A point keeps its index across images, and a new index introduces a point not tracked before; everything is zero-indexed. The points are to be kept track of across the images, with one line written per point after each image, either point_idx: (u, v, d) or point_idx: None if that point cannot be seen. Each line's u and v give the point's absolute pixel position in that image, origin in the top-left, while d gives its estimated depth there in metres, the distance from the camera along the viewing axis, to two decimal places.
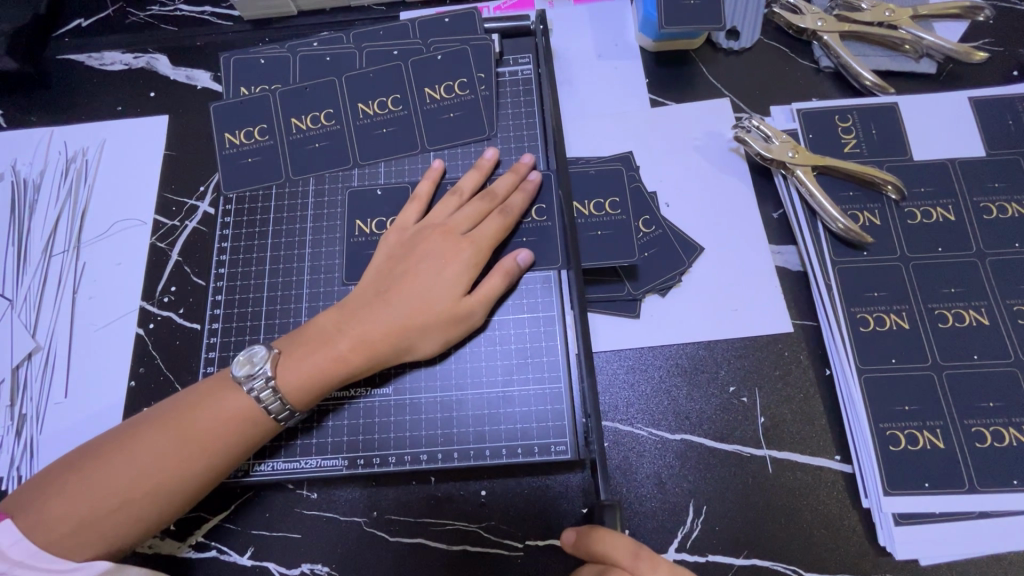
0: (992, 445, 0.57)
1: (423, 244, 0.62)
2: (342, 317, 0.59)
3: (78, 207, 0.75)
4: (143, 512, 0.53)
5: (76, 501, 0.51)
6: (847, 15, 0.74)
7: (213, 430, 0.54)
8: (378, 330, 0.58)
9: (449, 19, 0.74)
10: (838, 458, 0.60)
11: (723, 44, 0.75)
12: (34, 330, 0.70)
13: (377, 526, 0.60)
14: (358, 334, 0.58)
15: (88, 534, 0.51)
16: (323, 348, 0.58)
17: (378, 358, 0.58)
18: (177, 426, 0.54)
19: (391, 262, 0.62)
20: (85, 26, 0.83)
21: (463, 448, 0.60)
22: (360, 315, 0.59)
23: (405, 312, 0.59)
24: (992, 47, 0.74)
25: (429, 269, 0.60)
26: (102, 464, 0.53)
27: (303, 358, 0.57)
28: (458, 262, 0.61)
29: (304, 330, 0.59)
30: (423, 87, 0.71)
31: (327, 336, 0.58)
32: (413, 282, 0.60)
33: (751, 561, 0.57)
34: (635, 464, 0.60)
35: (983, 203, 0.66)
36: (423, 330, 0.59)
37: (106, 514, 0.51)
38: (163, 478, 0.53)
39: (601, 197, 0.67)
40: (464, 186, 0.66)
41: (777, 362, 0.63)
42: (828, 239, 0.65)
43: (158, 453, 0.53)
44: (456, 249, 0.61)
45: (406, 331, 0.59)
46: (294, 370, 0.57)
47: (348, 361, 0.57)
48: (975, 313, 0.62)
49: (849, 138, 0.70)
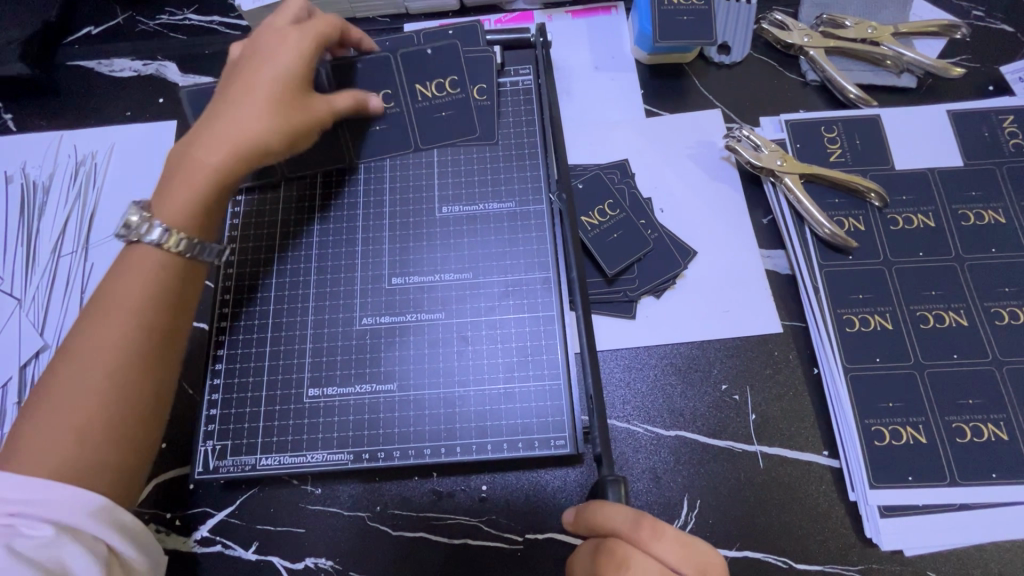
0: (971, 440, 0.60)
1: (256, 47, 0.63)
2: (196, 133, 0.60)
3: (87, 209, 0.77)
4: (107, 406, 0.50)
5: (54, 427, 0.48)
6: (832, 32, 0.78)
7: (132, 293, 0.53)
8: (235, 129, 0.59)
9: (451, 31, 0.72)
10: (825, 454, 0.62)
11: (715, 58, 0.79)
12: (42, 330, 0.71)
13: (380, 520, 0.61)
14: (226, 133, 0.59)
15: (68, 450, 0.48)
16: (192, 166, 0.58)
17: (244, 155, 0.59)
18: (111, 311, 0.52)
19: (224, 79, 0.63)
20: (95, 34, 0.85)
21: (466, 443, 0.62)
22: (223, 114, 0.60)
23: (262, 106, 0.60)
24: (969, 63, 0.78)
25: (267, 57, 0.62)
26: (58, 383, 0.50)
27: (179, 192, 0.57)
28: (293, 53, 0.62)
29: (175, 167, 0.58)
30: (414, 84, 0.70)
31: (190, 161, 0.58)
32: (256, 70, 0.61)
33: (743, 552, 0.59)
34: (632, 459, 0.62)
35: (961, 210, 0.69)
36: (282, 127, 0.61)
37: (73, 422, 0.48)
38: (105, 356, 0.51)
39: (597, 206, 0.70)
40: (266, 33, 0.64)
41: (767, 362, 0.66)
42: (816, 244, 0.68)
43: (86, 343, 0.51)
44: (289, 44, 0.62)
45: (271, 122, 0.60)
46: (171, 204, 0.56)
47: (219, 168, 0.58)
48: (954, 315, 0.65)
49: (835, 148, 0.73)
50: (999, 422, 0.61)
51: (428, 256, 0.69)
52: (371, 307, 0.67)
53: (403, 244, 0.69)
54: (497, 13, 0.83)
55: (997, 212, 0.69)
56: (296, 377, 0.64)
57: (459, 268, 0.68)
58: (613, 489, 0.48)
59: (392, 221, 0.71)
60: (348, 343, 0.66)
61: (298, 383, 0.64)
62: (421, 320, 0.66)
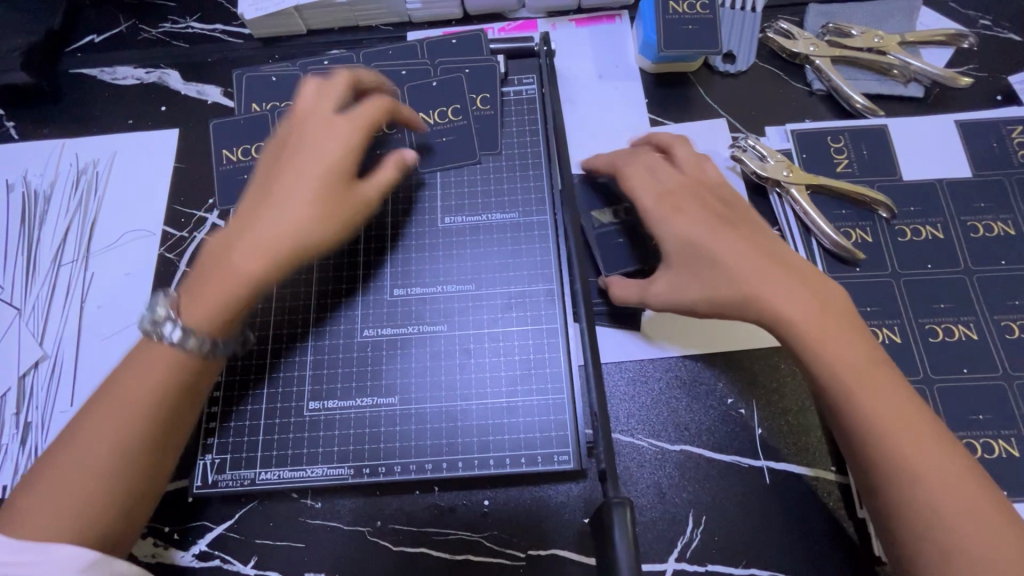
0: (982, 456, 0.59)
1: (298, 138, 0.60)
2: (235, 231, 0.56)
3: (87, 218, 0.76)
4: (111, 479, 0.49)
5: (55, 493, 0.47)
6: (838, 41, 0.77)
7: (150, 372, 0.51)
8: (278, 232, 0.55)
9: (456, 40, 0.76)
10: (834, 470, 0.61)
11: (720, 66, 0.78)
12: (41, 339, 0.71)
13: (381, 535, 0.61)
14: (265, 236, 0.55)
15: (65, 519, 0.47)
16: (229, 267, 0.54)
17: (283, 258, 0.55)
18: (129, 390, 0.50)
19: (268, 169, 0.59)
20: (98, 41, 0.85)
21: (468, 458, 0.61)
22: (262, 212, 0.56)
23: (304, 204, 0.56)
24: (977, 72, 0.78)
25: (312, 150, 0.59)
26: (66, 445, 0.49)
27: (209, 295, 0.53)
28: (338, 145, 0.59)
29: (210, 267, 0.54)
30: (418, 111, 0.73)
31: (228, 263, 0.54)
32: (302, 164, 0.58)
33: (749, 570, 0.58)
34: (636, 474, 0.61)
35: (970, 222, 0.68)
36: (327, 224, 0.57)
37: (76, 488, 0.48)
38: (117, 433, 0.49)
39: (605, 207, 0.70)
40: (317, 118, 0.61)
41: (774, 375, 0.65)
42: (822, 256, 0.68)
43: (102, 417, 0.50)
44: (334, 134, 0.60)
45: (315, 219, 0.56)
46: (199, 307, 0.52)
47: (255, 272, 0.54)
48: (964, 328, 0.64)
49: (842, 158, 0.72)
50: (1010, 438, 0.60)
51: (431, 268, 0.68)
52: (372, 319, 0.66)
53: (405, 255, 0.69)
54: (501, 21, 0.83)
55: (1007, 224, 0.68)
56: (296, 389, 0.64)
57: (461, 279, 0.67)
58: (617, 513, 0.41)
59: (395, 230, 0.70)
60: (349, 356, 0.65)
61: (298, 396, 0.64)
62: (424, 332, 0.65)
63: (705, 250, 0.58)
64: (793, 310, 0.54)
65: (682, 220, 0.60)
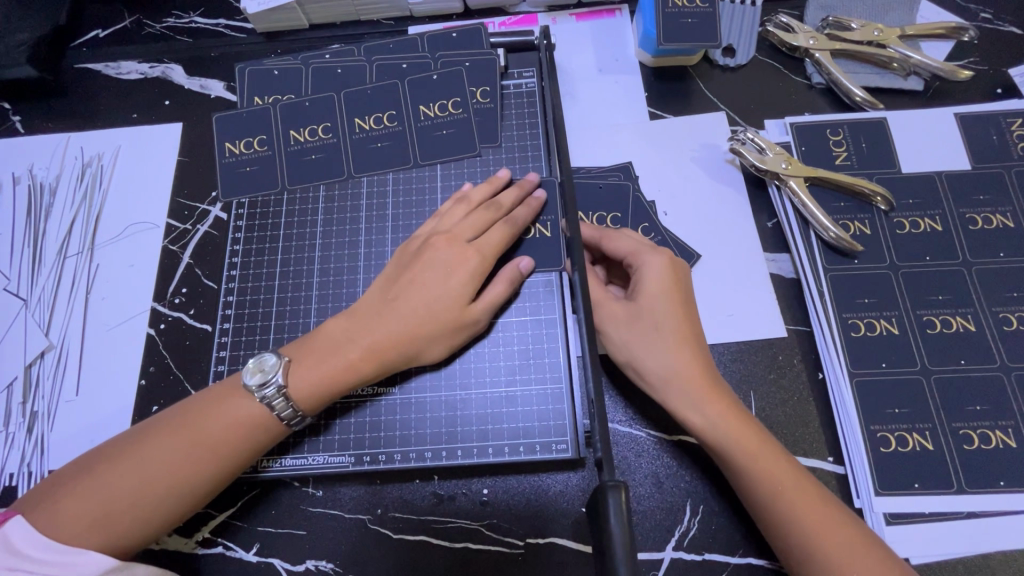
0: (979, 447, 0.59)
1: (429, 252, 0.62)
2: (351, 324, 0.60)
3: (92, 211, 0.77)
4: (154, 510, 0.52)
5: (94, 503, 0.51)
6: (838, 34, 0.77)
7: (224, 433, 0.55)
8: (387, 336, 0.59)
9: (457, 34, 0.77)
10: (831, 460, 0.61)
11: (720, 61, 0.78)
12: (48, 330, 0.72)
13: (381, 523, 0.61)
14: (374, 340, 0.58)
15: (99, 531, 0.51)
16: (334, 356, 0.58)
17: (385, 365, 0.59)
18: (201, 441, 0.54)
19: (398, 269, 0.63)
20: (102, 36, 0.86)
21: (467, 447, 0.62)
22: (377, 317, 0.59)
23: (421, 312, 0.59)
24: (977, 65, 0.78)
25: (437, 275, 0.61)
26: (123, 464, 0.53)
27: (313, 367, 0.57)
28: (466, 273, 0.61)
29: (314, 353, 0.58)
30: (419, 105, 0.74)
31: (338, 344, 0.59)
32: (420, 284, 0.60)
33: (747, 559, 0.58)
34: (634, 464, 0.62)
35: (969, 214, 0.68)
36: (436, 342, 0.60)
37: (119, 506, 0.51)
38: (176, 475, 0.53)
39: (604, 211, 0.72)
40: (452, 250, 0.62)
41: (772, 366, 0.65)
42: (820, 248, 0.68)
43: (169, 454, 0.53)
44: (464, 260, 0.61)
45: (424, 336, 0.59)
46: (304, 377, 0.57)
47: (357, 367, 0.58)
48: (962, 320, 0.64)
49: (841, 151, 0.72)
50: (1007, 429, 0.60)
51: None
52: None
53: None
54: (501, 16, 0.83)
55: (1006, 216, 0.68)
56: None
57: None
58: (613, 497, 0.41)
59: (395, 223, 0.71)
60: None
61: None
62: None
63: (659, 322, 0.59)
64: (695, 416, 0.57)
65: (653, 283, 0.61)
